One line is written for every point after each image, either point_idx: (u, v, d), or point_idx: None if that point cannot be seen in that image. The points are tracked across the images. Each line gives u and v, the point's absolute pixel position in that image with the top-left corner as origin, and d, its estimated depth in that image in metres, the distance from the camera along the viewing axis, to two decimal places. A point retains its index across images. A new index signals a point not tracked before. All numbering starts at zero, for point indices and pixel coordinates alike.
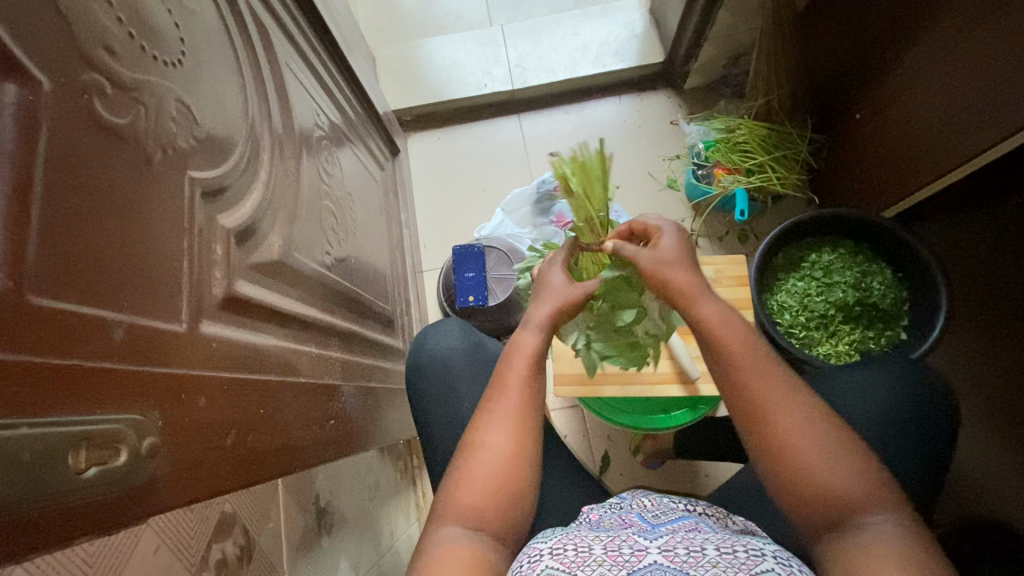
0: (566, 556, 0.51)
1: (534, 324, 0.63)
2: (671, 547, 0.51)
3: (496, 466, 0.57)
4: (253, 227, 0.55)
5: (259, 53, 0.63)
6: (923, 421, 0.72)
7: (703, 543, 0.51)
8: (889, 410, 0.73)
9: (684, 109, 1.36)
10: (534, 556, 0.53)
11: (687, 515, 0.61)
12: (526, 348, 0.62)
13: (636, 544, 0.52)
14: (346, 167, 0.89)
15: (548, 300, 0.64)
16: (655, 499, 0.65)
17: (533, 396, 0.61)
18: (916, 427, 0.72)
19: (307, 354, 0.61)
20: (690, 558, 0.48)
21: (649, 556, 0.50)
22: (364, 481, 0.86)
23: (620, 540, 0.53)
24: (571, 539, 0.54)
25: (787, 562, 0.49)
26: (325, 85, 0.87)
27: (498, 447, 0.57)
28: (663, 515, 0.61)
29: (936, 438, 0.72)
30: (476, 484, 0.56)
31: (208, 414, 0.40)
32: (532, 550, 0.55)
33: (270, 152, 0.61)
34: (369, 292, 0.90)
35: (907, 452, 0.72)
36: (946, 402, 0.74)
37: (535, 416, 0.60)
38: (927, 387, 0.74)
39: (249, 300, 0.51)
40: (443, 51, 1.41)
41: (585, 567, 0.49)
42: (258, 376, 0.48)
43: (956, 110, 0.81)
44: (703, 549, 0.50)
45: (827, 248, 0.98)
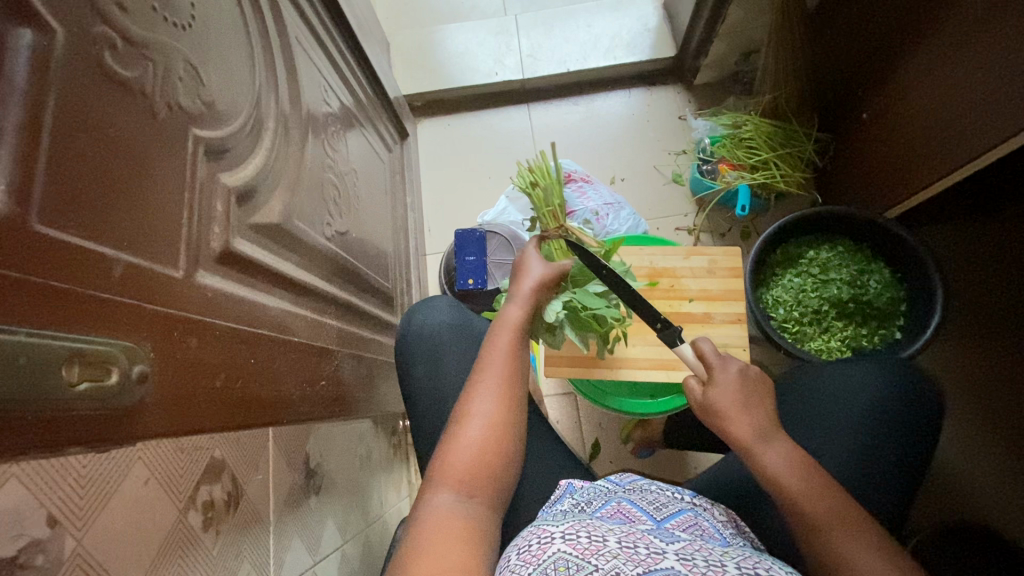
0: (580, 542, 0.49)
1: (516, 300, 0.69)
2: (690, 556, 0.47)
3: (484, 429, 0.59)
4: (254, 190, 0.57)
5: (269, 25, 0.65)
6: (909, 418, 0.73)
7: (722, 559, 0.48)
8: (870, 405, 0.74)
9: (692, 105, 1.37)
10: (544, 538, 0.51)
11: (684, 507, 0.62)
12: (511, 321, 0.67)
13: (654, 547, 0.49)
14: (352, 145, 0.91)
15: (529, 276, 0.70)
16: (646, 487, 0.65)
17: (519, 368, 0.65)
18: (902, 423, 0.73)
19: (302, 317, 0.63)
20: (709, 570, 0.45)
21: (667, 560, 0.46)
22: (355, 450, 0.89)
23: (636, 538, 0.51)
24: (584, 526, 0.52)
25: None
26: (336, 65, 0.90)
27: (488, 409, 0.60)
28: (663, 508, 0.61)
29: (915, 435, 0.72)
30: (464, 446, 0.58)
31: (197, 356, 0.42)
32: (542, 532, 0.53)
33: (274, 121, 0.63)
34: (369, 267, 0.92)
35: (890, 448, 0.72)
36: (931, 399, 0.74)
37: (514, 391, 0.63)
38: (916, 385, 0.74)
39: (247, 258, 0.53)
40: (457, 39, 1.43)
41: (598, 556, 0.47)
42: (250, 330, 0.50)
43: (960, 110, 0.81)
44: (723, 564, 0.46)
45: (826, 245, 0.98)
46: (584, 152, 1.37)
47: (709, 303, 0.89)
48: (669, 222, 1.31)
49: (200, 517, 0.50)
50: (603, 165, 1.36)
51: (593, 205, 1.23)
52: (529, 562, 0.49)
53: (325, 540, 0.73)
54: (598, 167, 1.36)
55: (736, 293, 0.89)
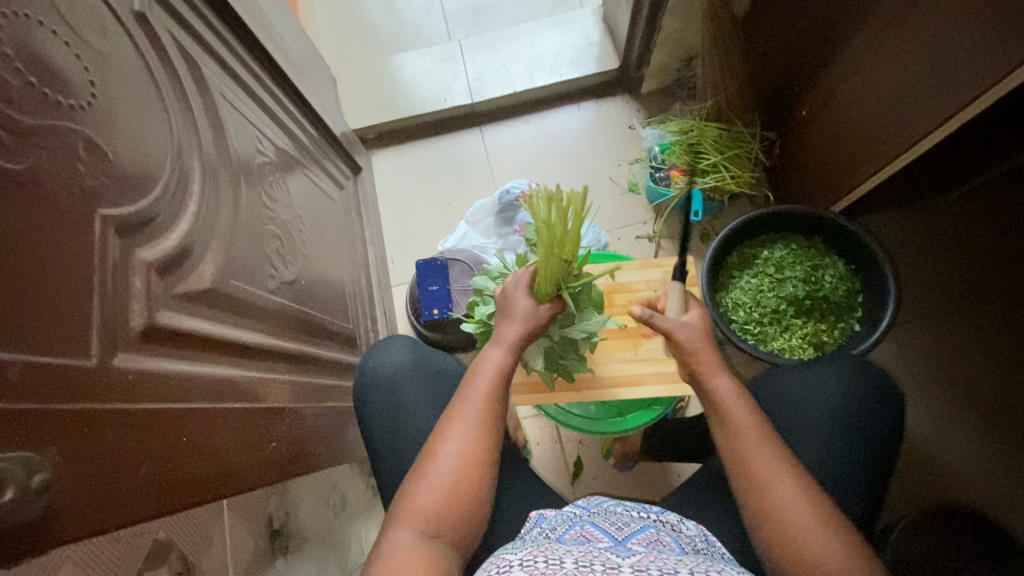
0: (537, 567, 0.49)
1: (500, 341, 0.64)
2: (644, 567, 0.49)
3: (450, 472, 0.58)
4: (180, 257, 0.56)
5: (188, 87, 0.64)
6: (872, 412, 0.73)
7: (676, 566, 0.50)
8: (830, 409, 0.74)
9: (641, 113, 1.38)
10: (502, 567, 0.52)
11: (646, 525, 0.62)
12: (492, 364, 0.63)
13: (608, 562, 0.50)
14: (296, 191, 0.90)
15: (513, 314, 0.65)
16: (610, 507, 0.65)
17: (496, 411, 0.61)
18: (866, 419, 0.73)
19: (247, 378, 0.62)
20: None
21: (622, 573, 0.48)
22: (328, 500, 0.87)
23: (592, 556, 0.51)
24: (542, 551, 0.53)
25: None
26: (272, 113, 0.89)
27: (458, 453, 0.58)
28: (625, 527, 0.61)
29: (876, 437, 0.73)
30: (429, 487, 0.57)
31: (116, 444, 0.41)
32: (501, 561, 0.53)
33: (201, 183, 0.62)
34: (326, 311, 0.91)
35: (857, 446, 0.72)
36: (889, 398, 0.74)
37: (490, 434, 0.60)
38: (879, 379, 0.75)
39: (176, 330, 0.52)
40: (402, 69, 1.43)
41: None
42: (183, 405, 0.49)
43: (890, 103, 0.82)
44: (675, 571, 0.48)
45: (780, 243, 0.99)
46: (540, 169, 1.38)
47: None
48: (630, 231, 1.32)
49: None
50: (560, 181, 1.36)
51: None
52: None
53: None
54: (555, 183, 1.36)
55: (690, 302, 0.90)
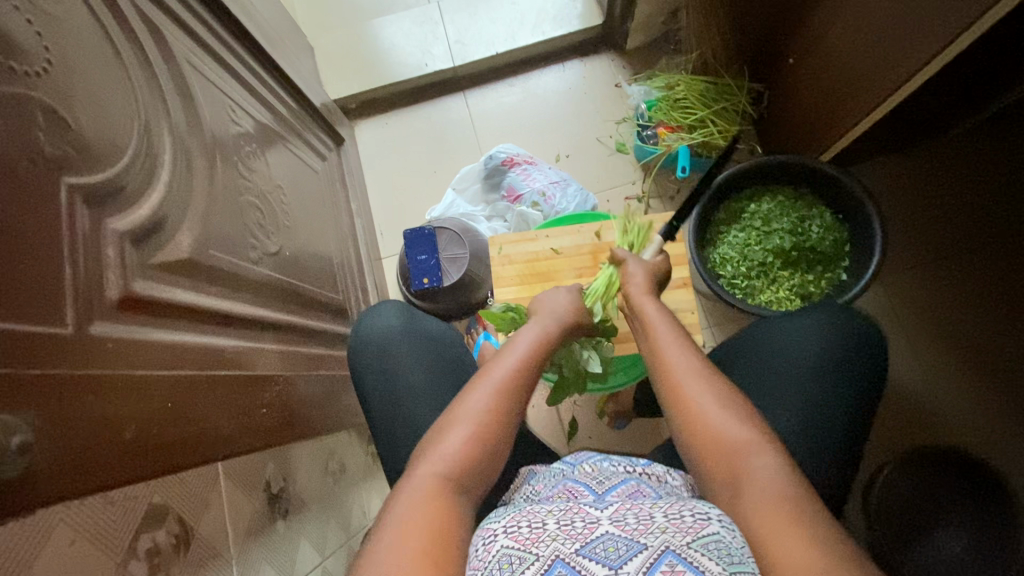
0: (520, 533, 0.51)
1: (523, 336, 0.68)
2: (621, 517, 0.51)
3: (465, 436, 0.58)
4: (154, 229, 0.56)
5: (151, 54, 0.63)
6: (859, 363, 0.74)
7: (650, 511, 0.52)
8: (816, 351, 0.75)
9: (627, 70, 1.35)
10: (489, 536, 0.53)
11: (627, 476, 0.64)
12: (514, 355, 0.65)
13: (587, 517, 0.52)
14: (274, 162, 0.89)
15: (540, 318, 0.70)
16: (596, 464, 0.67)
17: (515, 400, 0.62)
18: (851, 369, 0.74)
19: (235, 347, 0.63)
20: (639, 526, 0.49)
21: (601, 527, 0.50)
22: (326, 466, 0.89)
23: (572, 513, 0.53)
24: (524, 513, 0.54)
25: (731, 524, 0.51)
26: (245, 81, 0.87)
27: (476, 418, 0.59)
28: (606, 481, 0.62)
29: (861, 383, 0.73)
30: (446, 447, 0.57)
31: (97, 409, 0.42)
32: (487, 530, 0.54)
33: (173, 153, 0.62)
34: (312, 282, 0.91)
35: (842, 395, 0.73)
36: (874, 345, 0.75)
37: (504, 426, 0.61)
38: (862, 329, 0.76)
39: (153, 299, 0.52)
40: (381, 35, 1.39)
41: (540, 543, 0.49)
42: (167, 372, 0.50)
43: (873, 46, 0.81)
44: (652, 516, 0.51)
45: (766, 196, 0.98)
46: (526, 132, 1.35)
47: None
48: (618, 192, 1.30)
49: (143, 565, 0.51)
50: (546, 143, 1.34)
51: (539, 185, 1.23)
52: (475, 567, 0.50)
53: (299, 560, 0.75)
54: (540, 146, 1.34)
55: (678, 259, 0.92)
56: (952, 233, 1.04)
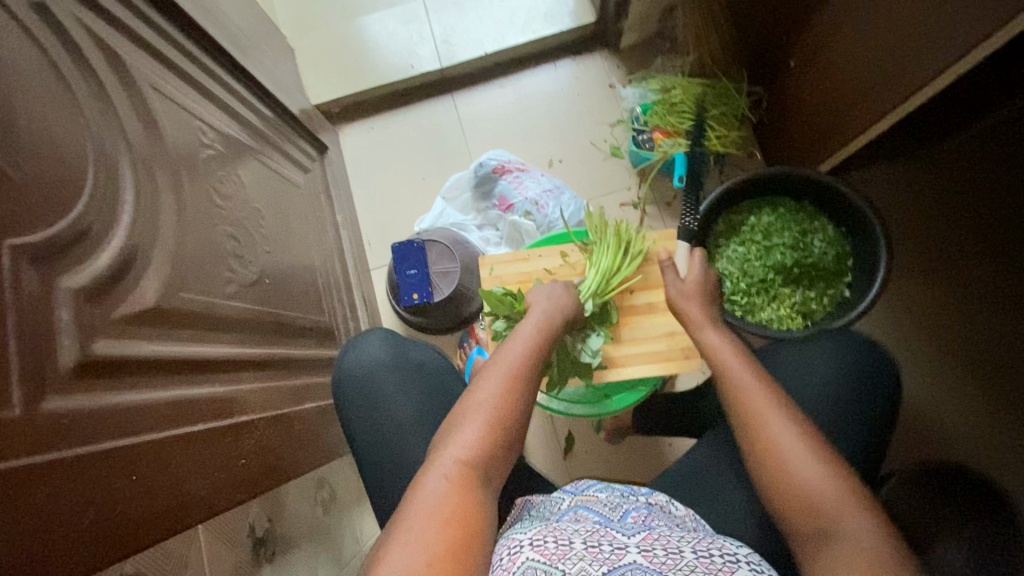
0: (547, 547, 0.54)
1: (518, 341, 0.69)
2: (649, 547, 0.55)
3: (469, 441, 0.59)
4: (115, 279, 0.52)
5: (107, 82, 0.58)
6: (871, 397, 0.71)
7: (681, 546, 0.55)
8: (827, 383, 0.72)
9: (621, 69, 1.30)
10: (513, 548, 0.57)
11: (637, 505, 0.65)
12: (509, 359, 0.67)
13: (615, 542, 0.55)
14: (251, 183, 0.85)
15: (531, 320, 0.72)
16: (601, 491, 0.68)
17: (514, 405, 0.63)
18: (862, 403, 0.71)
19: (211, 395, 0.59)
20: (667, 559, 0.52)
21: (629, 555, 0.53)
22: (315, 497, 0.86)
23: (599, 535, 0.57)
24: (551, 530, 0.58)
25: (757, 565, 0.55)
26: (215, 97, 0.82)
27: (489, 402, 0.62)
28: (617, 507, 0.64)
29: (872, 417, 0.71)
30: (462, 433, 0.60)
31: (47, 499, 0.38)
32: (512, 541, 0.58)
33: (135, 191, 0.57)
34: (296, 307, 0.87)
35: (852, 430, 0.70)
36: (887, 387, 0.72)
37: (508, 428, 0.62)
38: (876, 360, 0.72)
39: (114, 359, 0.48)
40: (364, 35, 1.33)
41: (565, 560, 0.52)
42: (137, 439, 0.47)
43: (881, 55, 0.76)
44: (680, 551, 0.54)
45: (767, 208, 0.94)
46: (517, 136, 1.30)
47: (650, 292, 0.88)
48: (613, 197, 1.25)
49: None
50: (538, 147, 1.29)
51: (532, 193, 1.18)
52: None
53: None
54: (532, 151, 1.29)
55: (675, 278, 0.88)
56: (960, 243, 0.99)
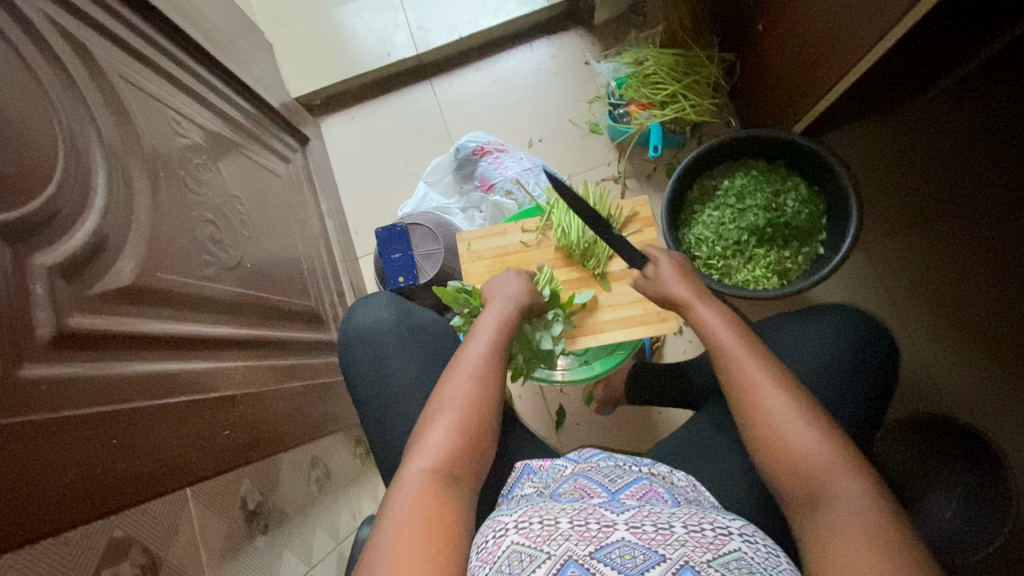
0: (531, 530, 0.55)
1: (478, 342, 0.70)
2: (638, 523, 0.54)
3: (439, 450, 0.61)
4: (89, 258, 0.54)
5: (76, 73, 0.60)
6: (865, 359, 0.74)
7: (671, 520, 0.55)
8: (832, 351, 0.74)
9: (596, 45, 1.30)
10: (499, 532, 0.57)
11: (640, 476, 0.67)
12: (469, 364, 0.67)
13: (603, 519, 0.55)
14: (229, 172, 0.86)
15: (488, 320, 0.72)
16: (602, 460, 0.71)
17: (481, 410, 0.65)
18: (860, 367, 0.73)
19: (191, 369, 0.61)
20: (657, 535, 0.52)
21: (617, 532, 0.53)
22: (308, 474, 0.88)
23: (587, 514, 0.57)
24: (535, 512, 0.58)
25: (752, 538, 0.55)
26: (187, 89, 0.84)
27: (455, 407, 0.64)
28: (618, 478, 0.66)
29: (869, 380, 0.73)
30: (429, 442, 0.61)
31: (31, 461, 0.41)
32: (497, 525, 0.59)
33: (109, 174, 0.59)
34: (279, 291, 0.89)
35: (852, 394, 0.73)
36: (881, 348, 0.75)
37: (478, 434, 0.63)
38: (866, 328, 0.75)
39: (90, 333, 0.50)
40: (340, 26, 1.34)
41: (550, 541, 0.52)
42: (117, 407, 0.50)
43: (843, 10, 0.77)
44: (670, 526, 0.54)
45: (739, 171, 0.95)
46: (496, 118, 1.31)
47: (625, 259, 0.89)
48: (593, 173, 1.26)
49: None
50: (518, 128, 1.30)
51: (512, 172, 1.19)
52: (486, 562, 0.54)
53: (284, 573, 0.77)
54: (512, 131, 1.30)
55: (648, 245, 0.89)
56: (939, 198, 1.01)
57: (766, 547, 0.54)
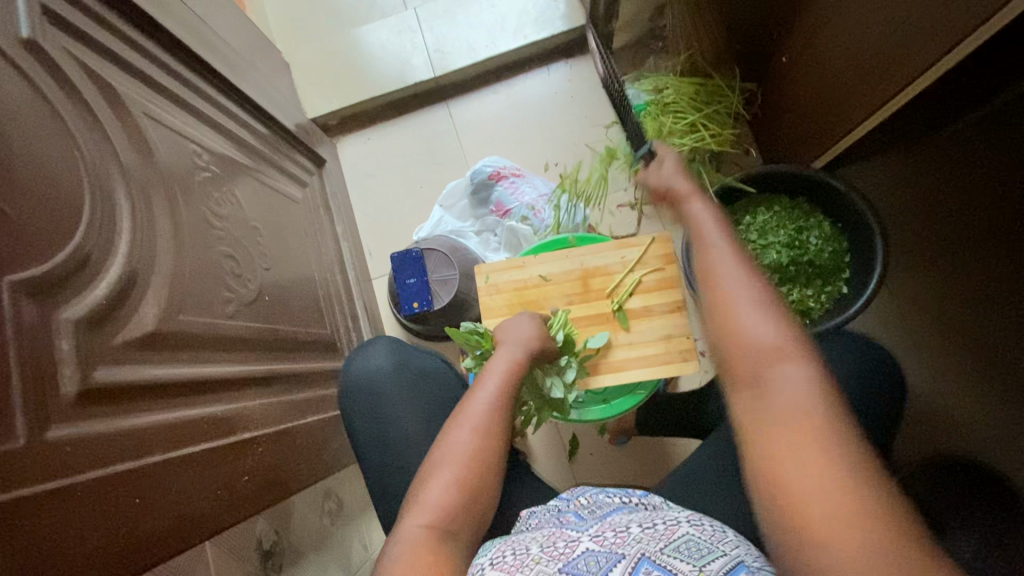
0: (506, 562, 0.54)
1: (484, 388, 0.68)
2: (602, 534, 0.55)
3: (438, 506, 0.60)
4: (113, 307, 0.53)
5: (102, 114, 0.60)
6: (873, 385, 0.75)
7: (627, 522, 0.56)
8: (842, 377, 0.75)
9: (614, 70, 1.29)
10: (477, 569, 0.56)
11: (620, 506, 0.63)
12: (475, 413, 0.66)
13: (569, 537, 0.56)
14: (248, 202, 0.86)
15: (496, 364, 0.71)
16: (591, 495, 0.66)
17: (483, 463, 0.63)
18: (867, 392, 0.75)
19: (212, 414, 0.60)
20: (617, 538, 0.53)
21: (582, 544, 0.54)
22: (322, 507, 0.87)
23: (555, 537, 0.57)
24: (510, 544, 0.58)
25: (699, 522, 0.57)
26: (208, 118, 0.84)
27: (457, 461, 0.63)
28: (597, 509, 0.63)
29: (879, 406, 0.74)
30: (429, 496, 0.60)
31: (55, 531, 0.41)
32: (474, 564, 0.57)
33: (133, 217, 0.59)
34: (296, 321, 0.88)
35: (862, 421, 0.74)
36: (887, 373, 0.76)
37: (479, 490, 0.63)
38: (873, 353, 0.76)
39: (114, 386, 0.50)
40: (358, 47, 1.34)
41: (523, 567, 0.52)
42: (139, 462, 0.49)
43: (872, 50, 0.76)
44: (628, 528, 0.55)
45: (762, 207, 0.94)
46: (512, 141, 1.31)
47: (646, 296, 0.87)
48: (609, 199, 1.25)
49: None
50: (534, 151, 1.29)
51: (529, 198, 1.19)
52: None
53: None
54: (528, 155, 1.30)
55: (671, 282, 0.87)
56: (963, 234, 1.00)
57: (713, 528, 0.56)
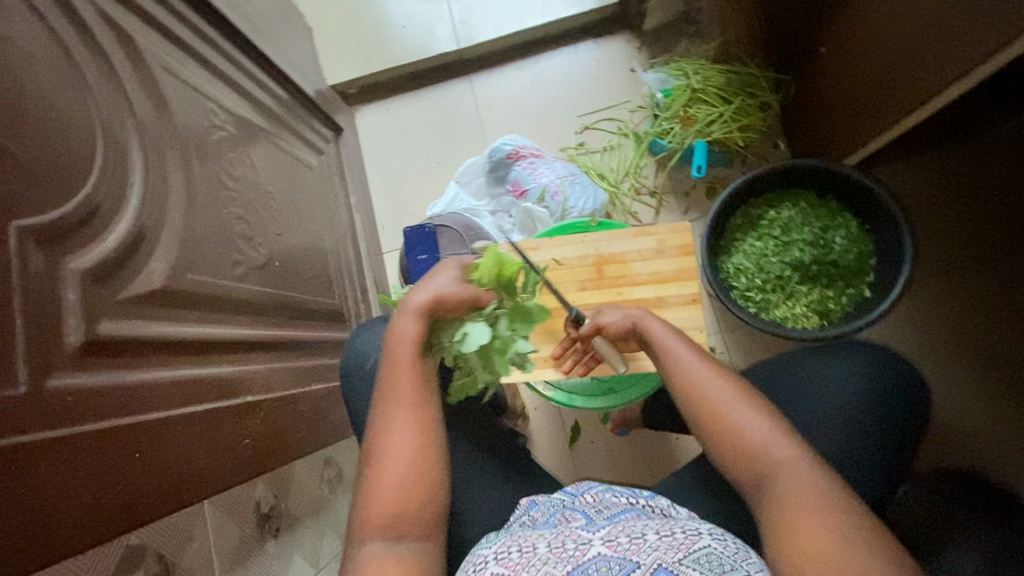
0: (510, 559, 0.53)
1: (399, 366, 0.62)
2: (614, 537, 0.54)
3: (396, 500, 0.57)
4: (120, 262, 0.52)
5: (119, 63, 0.58)
6: (893, 399, 0.69)
7: (644, 529, 0.55)
8: (861, 386, 0.69)
9: (644, 52, 1.25)
10: (479, 563, 0.55)
11: (627, 508, 0.61)
12: (397, 392, 0.60)
13: (580, 539, 0.55)
14: (263, 165, 0.85)
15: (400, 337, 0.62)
16: (597, 492, 0.64)
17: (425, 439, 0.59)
18: (888, 406, 0.68)
19: (215, 375, 0.60)
20: (631, 546, 0.52)
21: (593, 549, 0.53)
22: (321, 476, 0.88)
23: (563, 536, 0.55)
24: (515, 539, 0.57)
25: (721, 536, 0.55)
26: (226, 77, 0.82)
27: (405, 448, 0.59)
28: (605, 509, 0.61)
29: (901, 422, 0.68)
30: (381, 491, 0.57)
31: (56, 478, 0.41)
32: (477, 557, 0.57)
33: (146, 172, 0.58)
34: (305, 289, 0.88)
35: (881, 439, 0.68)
36: (909, 386, 0.70)
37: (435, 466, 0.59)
38: (896, 365, 0.70)
39: (118, 341, 0.49)
40: (382, 15, 1.31)
41: (529, 568, 0.51)
42: (138, 418, 0.49)
43: (918, 43, 0.72)
44: (643, 535, 0.54)
45: (787, 202, 0.91)
46: (533, 121, 1.28)
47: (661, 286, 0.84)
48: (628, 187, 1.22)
49: None
50: (555, 133, 1.26)
51: (546, 179, 1.16)
52: None
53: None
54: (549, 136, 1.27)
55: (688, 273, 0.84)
56: (993, 245, 0.96)
57: (736, 545, 0.53)
